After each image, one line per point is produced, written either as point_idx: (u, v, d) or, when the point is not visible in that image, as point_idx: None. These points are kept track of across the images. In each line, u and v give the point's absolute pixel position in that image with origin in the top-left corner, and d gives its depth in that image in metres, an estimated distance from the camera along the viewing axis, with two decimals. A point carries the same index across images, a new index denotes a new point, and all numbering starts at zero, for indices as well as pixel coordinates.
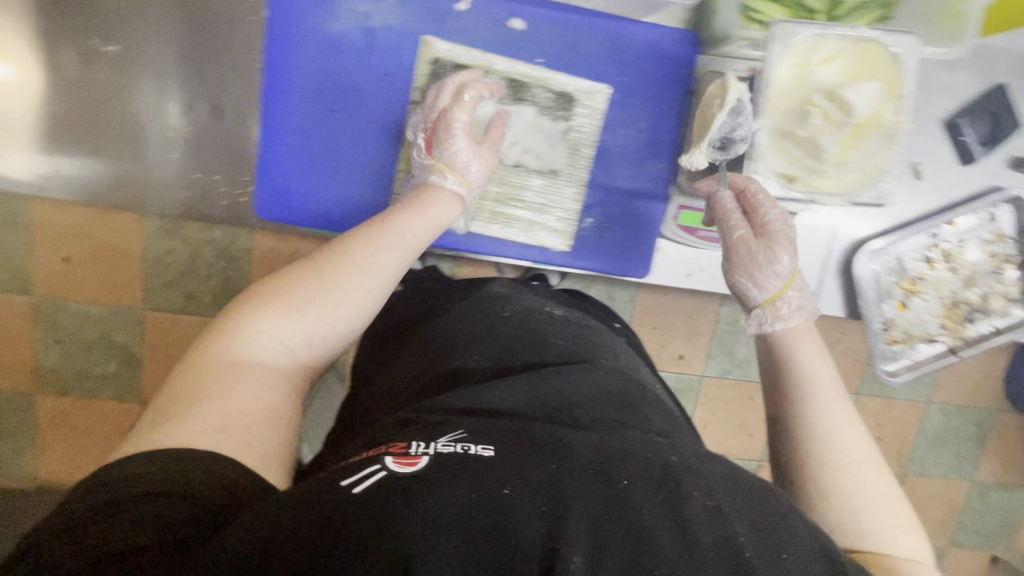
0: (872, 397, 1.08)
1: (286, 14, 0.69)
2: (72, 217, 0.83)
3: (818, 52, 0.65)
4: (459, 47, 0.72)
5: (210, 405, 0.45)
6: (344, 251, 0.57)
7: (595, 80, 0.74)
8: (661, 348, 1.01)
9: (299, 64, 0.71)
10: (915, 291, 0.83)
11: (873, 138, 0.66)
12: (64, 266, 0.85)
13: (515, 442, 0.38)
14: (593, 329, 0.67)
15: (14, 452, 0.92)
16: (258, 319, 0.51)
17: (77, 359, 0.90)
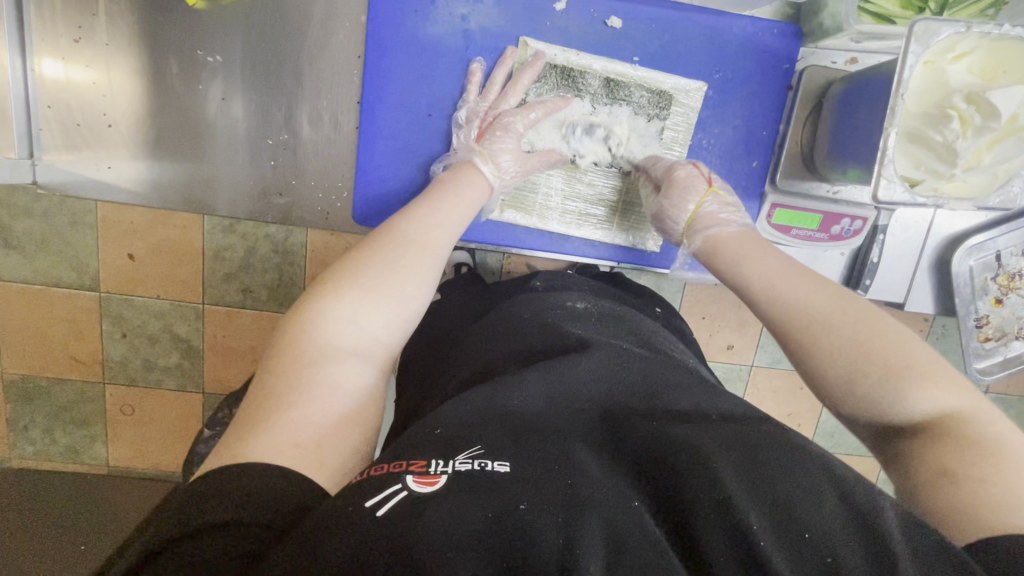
0: None
1: (389, 20, 0.72)
2: (137, 215, 0.85)
3: (954, 50, 0.60)
4: (559, 48, 0.73)
5: (291, 405, 0.44)
6: (401, 234, 0.58)
7: (692, 78, 0.75)
8: (709, 338, 1.00)
9: (399, 67, 0.73)
10: (1013, 286, 0.80)
11: (1010, 141, 0.61)
12: (130, 262, 0.88)
13: (529, 458, 0.39)
14: (623, 316, 0.68)
15: (84, 439, 0.97)
16: (334, 305, 0.51)
17: (142, 351, 0.93)
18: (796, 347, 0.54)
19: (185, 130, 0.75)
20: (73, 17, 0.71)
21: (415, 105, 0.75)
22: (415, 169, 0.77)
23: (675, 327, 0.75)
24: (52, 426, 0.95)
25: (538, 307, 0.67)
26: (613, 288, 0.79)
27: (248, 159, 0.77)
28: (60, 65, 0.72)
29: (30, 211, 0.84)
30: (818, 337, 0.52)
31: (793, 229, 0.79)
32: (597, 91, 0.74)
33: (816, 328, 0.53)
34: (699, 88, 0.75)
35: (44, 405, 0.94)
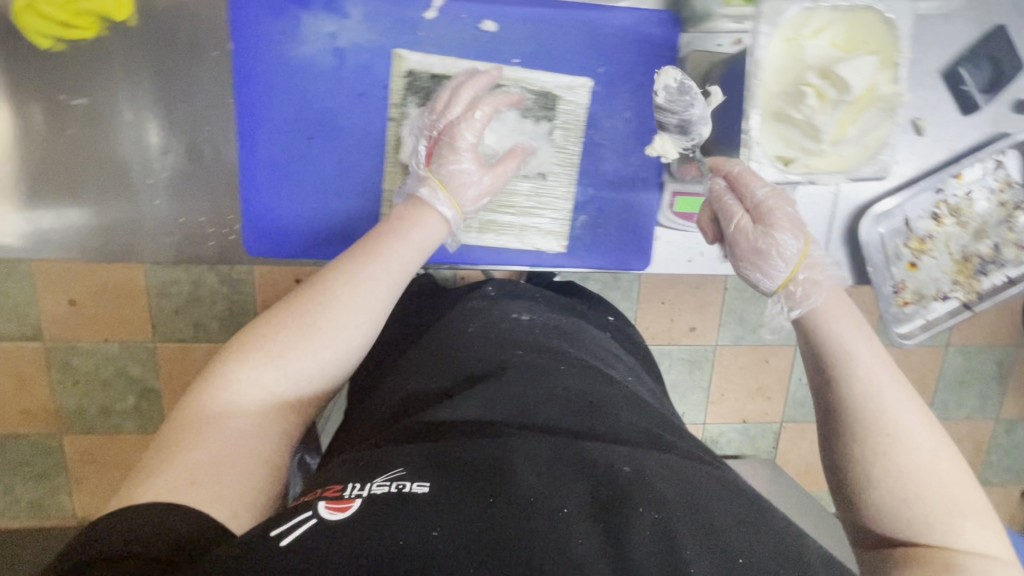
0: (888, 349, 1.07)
1: (251, 45, 0.66)
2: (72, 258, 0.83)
3: (808, 27, 0.62)
4: (434, 57, 0.69)
5: (190, 455, 0.45)
6: (319, 290, 0.55)
7: (576, 74, 0.71)
8: (671, 322, 1.00)
9: (272, 94, 0.68)
10: (924, 249, 0.79)
11: (870, 112, 0.63)
12: (70, 308, 0.85)
13: (455, 479, 0.39)
14: (567, 328, 0.66)
15: (47, 493, 0.94)
16: (243, 363, 0.50)
17: (96, 398, 0.91)
18: (842, 426, 0.50)
19: (95, 170, 0.69)
20: None
21: (288, 132, 0.69)
22: (302, 197, 0.71)
23: (624, 336, 0.77)
24: (13, 483, 0.93)
25: (484, 318, 0.65)
26: (556, 294, 0.78)
27: (167, 195, 0.71)
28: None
29: None
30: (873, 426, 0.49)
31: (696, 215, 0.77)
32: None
33: (876, 420, 0.49)
34: (584, 84, 0.72)
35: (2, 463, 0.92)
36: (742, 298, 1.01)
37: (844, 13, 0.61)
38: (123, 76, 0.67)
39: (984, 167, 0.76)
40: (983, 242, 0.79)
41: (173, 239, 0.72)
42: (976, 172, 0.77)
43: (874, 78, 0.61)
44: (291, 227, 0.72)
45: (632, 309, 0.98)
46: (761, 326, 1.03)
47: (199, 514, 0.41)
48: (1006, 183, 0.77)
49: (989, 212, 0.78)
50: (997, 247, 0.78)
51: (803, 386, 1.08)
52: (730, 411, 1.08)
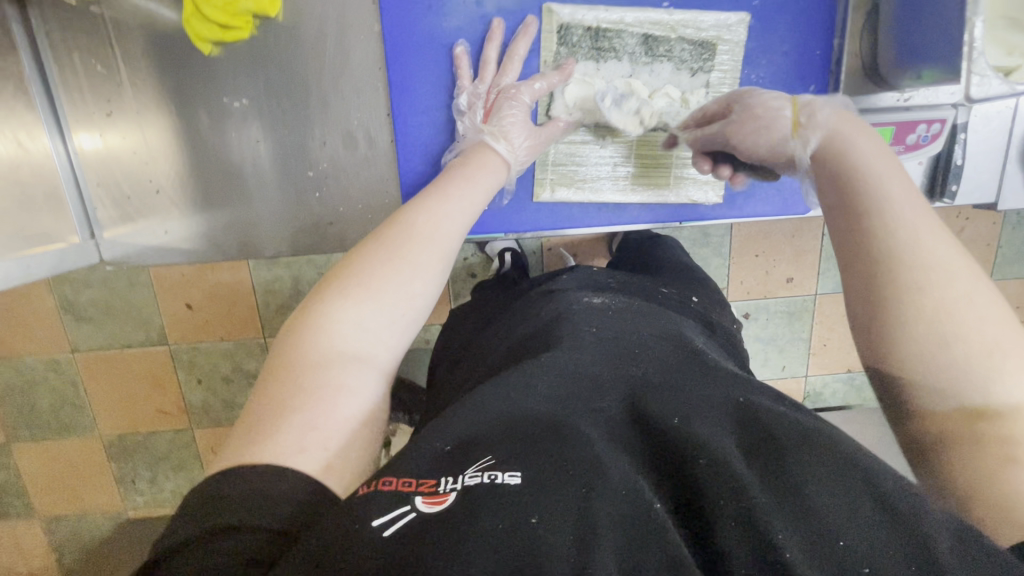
0: (1009, 280, 1.00)
1: (405, 23, 0.69)
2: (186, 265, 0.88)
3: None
4: (586, 9, 0.70)
5: (300, 418, 0.41)
6: (412, 228, 0.54)
7: (732, 10, 0.72)
8: (767, 274, 0.97)
9: (422, 73, 0.72)
10: None
11: None
12: (189, 312, 0.91)
13: (544, 463, 0.35)
14: (653, 310, 0.57)
15: (189, 482, 1.03)
16: (344, 302, 0.48)
17: (220, 392, 0.97)
18: None
19: (226, 178, 0.73)
20: (100, 91, 0.69)
21: (447, 105, 0.73)
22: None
23: (713, 320, 0.65)
24: (156, 475, 1.01)
25: (553, 302, 0.58)
26: (631, 275, 0.70)
27: (282, 196, 0.75)
28: (96, 136, 0.70)
29: (90, 282, 0.88)
30: (937, 295, 0.43)
31: None
32: (635, 49, 0.72)
33: None
34: (743, 20, 0.72)
35: (144, 457, 1.00)
36: None
37: None
38: (229, 81, 0.69)
39: None
40: None
41: (291, 223, 0.76)
42: None
43: None
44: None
45: (724, 263, 0.96)
46: None
47: (278, 490, 0.37)
48: None
49: None
50: None
51: None
52: (834, 360, 1.03)
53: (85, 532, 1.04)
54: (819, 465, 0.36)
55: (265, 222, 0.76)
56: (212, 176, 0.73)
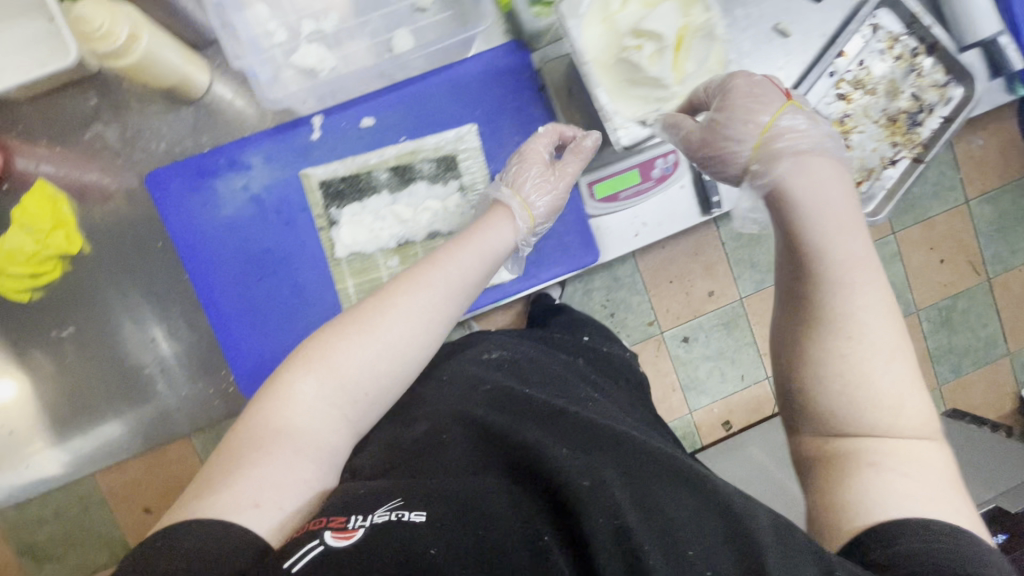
0: (911, 227, 1.04)
1: (183, 217, 0.67)
2: (133, 470, 0.88)
3: (611, 4, 0.57)
4: (336, 163, 0.67)
5: (246, 481, 0.45)
6: (386, 302, 0.53)
7: (460, 125, 0.68)
8: (688, 295, 1.00)
9: (216, 251, 0.68)
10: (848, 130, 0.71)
11: (696, 44, 0.57)
12: (147, 516, 0.90)
13: (449, 509, 0.42)
14: (541, 357, 0.65)
15: None
16: (301, 378, 0.50)
17: None
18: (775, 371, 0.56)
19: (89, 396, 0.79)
20: None
21: (241, 280, 0.68)
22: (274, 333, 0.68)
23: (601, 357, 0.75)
24: None
25: (472, 352, 0.64)
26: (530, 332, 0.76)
27: (185, 380, 0.78)
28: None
29: (44, 518, 0.88)
30: (876, 349, 0.46)
31: (619, 194, 0.71)
32: (390, 180, 0.67)
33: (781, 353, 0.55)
34: (471, 130, 0.68)
35: None
36: (743, 245, 1.00)
37: None
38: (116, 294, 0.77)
39: (862, 36, 0.68)
40: (900, 98, 0.70)
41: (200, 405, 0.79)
42: (857, 42, 0.68)
43: (683, 18, 0.55)
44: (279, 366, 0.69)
45: (644, 298, 0.99)
46: None
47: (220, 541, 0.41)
48: (891, 40, 0.68)
49: (889, 71, 0.70)
50: (917, 95, 0.70)
51: None
52: None
53: None
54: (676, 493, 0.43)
55: (158, 412, 0.79)
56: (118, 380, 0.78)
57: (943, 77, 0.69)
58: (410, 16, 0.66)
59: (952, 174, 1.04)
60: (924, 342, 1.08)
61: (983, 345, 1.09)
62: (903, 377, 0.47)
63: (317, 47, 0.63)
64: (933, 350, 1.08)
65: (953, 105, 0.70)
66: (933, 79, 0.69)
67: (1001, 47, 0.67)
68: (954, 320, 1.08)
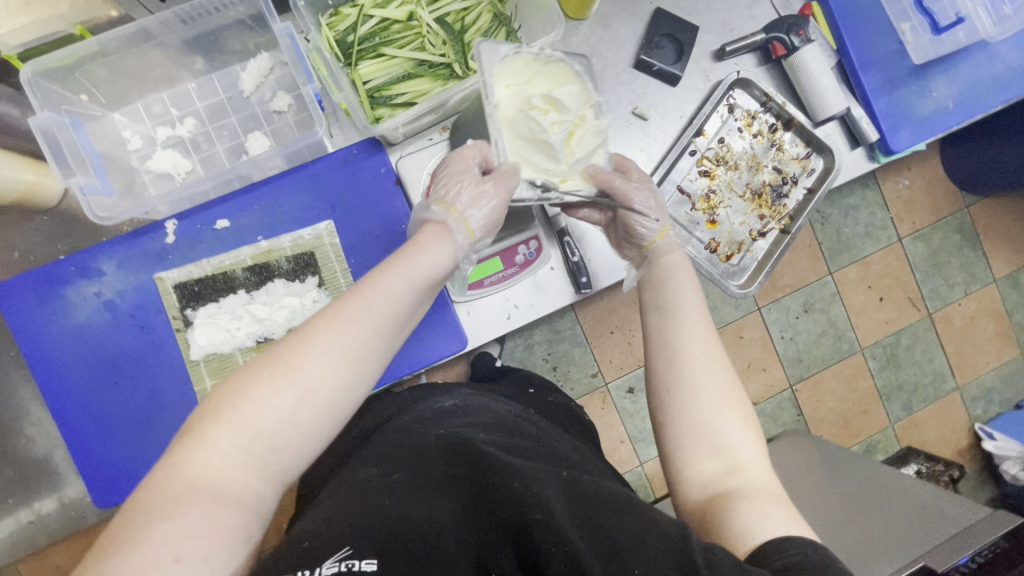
0: (847, 268, 1.06)
1: (32, 326, 0.64)
2: (59, 556, 0.84)
3: (520, 69, 0.50)
4: (191, 266, 0.64)
5: (148, 543, 0.35)
6: (319, 325, 0.44)
7: (316, 223, 0.66)
8: (630, 344, 1.00)
9: (66, 360, 0.64)
10: (714, 204, 0.72)
11: (590, 139, 0.52)
12: None
13: (398, 559, 0.38)
14: (496, 408, 0.60)
15: None
16: (226, 414, 0.40)
17: None
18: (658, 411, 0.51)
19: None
20: None
21: (93, 388, 0.64)
22: (129, 443, 0.64)
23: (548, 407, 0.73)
24: None
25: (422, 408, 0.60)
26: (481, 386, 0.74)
27: None
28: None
29: None
30: (697, 402, 0.49)
31: (486, 278, 0.66)
32: (247, 278, 0.64)
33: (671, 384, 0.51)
34: (328, 227, 0.66)
35: None
36: None
37: (547, 56, 0.51)
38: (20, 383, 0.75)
39: (719, 116, 0.71)
40: (763, 172, 0.73)
41: None
42: (715, 122, 0.71)
43: (584, 111, 0.52)
44: (136, 478, 0.65)
45: (586, 350, 0.99)
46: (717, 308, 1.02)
47: None
48: (748, 118, 0.72)
49: (749, 147, 0.73)
50: (778, 169, 0.73)
51: (789, 342, 1.05)
52: None
53: None
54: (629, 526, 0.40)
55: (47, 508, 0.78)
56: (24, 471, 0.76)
57: (799, 151, 0.73)
58: (267, 116, 0.68)
59: (882, 214, 1.06)
60: (873, 380, 1.07)
61: (931, 380, 1.10)
62: (735, 417, 0.49)
63: (171, 152, 0.66)
64: (881, 388, 1.08)
65: (812, 177, 0.73)
66: (791, 154, 0.73)
67: (855, 118, 0.71)
68: (900, 355, 1.08)
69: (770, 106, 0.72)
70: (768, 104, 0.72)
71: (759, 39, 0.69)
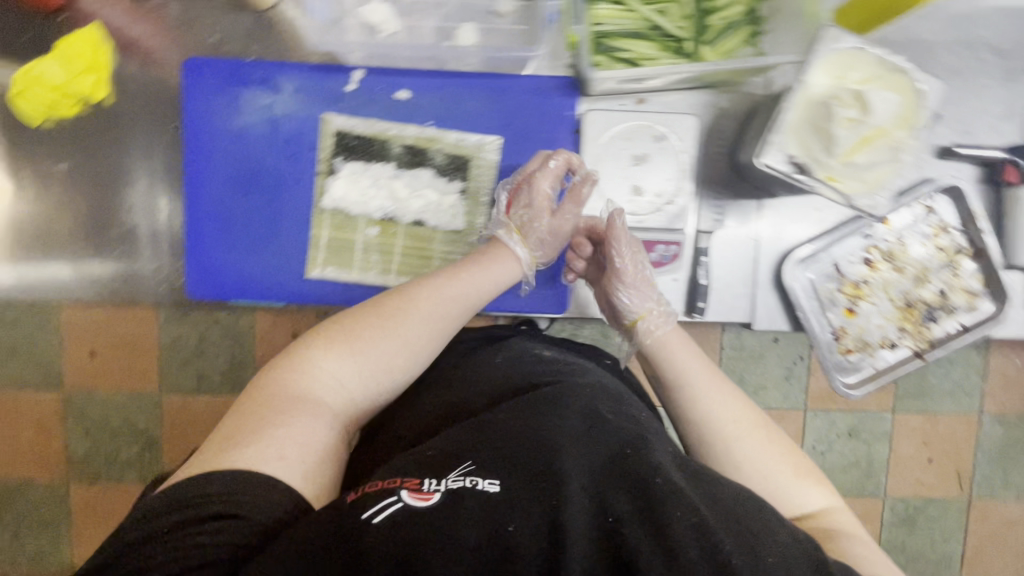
0: (912, 415, 1.00)
1: (204, 117, 0.74)
2: (98, 314, 0.91)
3: (853, 70, 0.62)
4: (360, 121, 0.74)
5: (269, 435, 0.48)
6: (406, 304, 0.59)
7: (485, 133, 0.75)
8: None
9: (219, 159, 0.75)
10: (861, 295, 0.79)
11: (879, 147, 0.61)
12: (92, 360, 0.93)
13: (519, 475, 0.41)
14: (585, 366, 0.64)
15: (52, 542, 0.97)
16: (321, 357, 0.54)
17: (105, 445, 0.95)
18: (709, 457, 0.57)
19: (67, 229, 0.84)
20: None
21: (234, 190, 0.75)
22: (240, 247, 0.75)
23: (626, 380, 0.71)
24: (21, 530, 0.97)
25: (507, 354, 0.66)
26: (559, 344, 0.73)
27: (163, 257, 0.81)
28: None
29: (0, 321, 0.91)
30: (740, 468, 0.55)
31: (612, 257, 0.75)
32: (400, 156, 0.74)
33: (724, 437, 0.56)
34: (495, 142, 0.75)
35: (13, 509, 0.96)
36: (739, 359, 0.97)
37: (888, 69, 0.62)
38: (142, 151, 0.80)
39: (912, 214, 0.78)
40: (926, 287, 0.79)
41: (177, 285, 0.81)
42: (904, 219, 0.78)
43: (888, 122, 0.61)
44: (237, 277, 0.76)
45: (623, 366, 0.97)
46: (766, 388, 0.98)
47: (251, 483, 0.44)
48: (939, 229, 0.78)
49: (927, 257, 0.79)
50: (943, 292, 0.79)
51: (818, 455, 1.00)
52: None
53: None
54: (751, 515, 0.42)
55: (112, 273, 0.85)
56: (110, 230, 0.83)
57: (975, 285, 0.78)
58: (486, 16, 0.72)
59: (976, 381, 0.99)
60: (880, 530, 1.02)
61: (934, 560, 1.04)
62: (789, 466, 0.54)
63: (386, 8, 0.71)
64: (884, 542, 1.03)
65: (974, 316, 0.78)
66: (965, 284, 0.78)
67: None
68: (919, 521, 1.03)
69: (966, 230, 0.78)
70: (965, 228, 0.78)
71: (997, 156, 0.73)
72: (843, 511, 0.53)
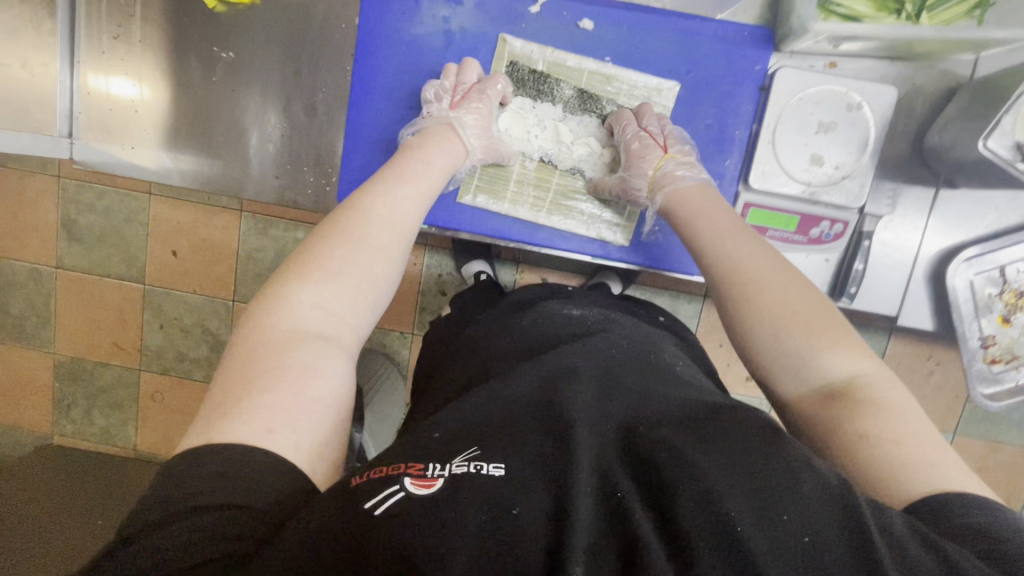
0: (973, 439, 0.97)
1: (382, 21, 0.73)
2: (183, 216, 0.94)
3: None
4: (537, 46, 0.74)
5: (256, 400, 0.40)
6: (364, 213, 0.53)
7: (664, 77, 0.75)
8: (728, 366, 0.96)
9: (389, 66, 0.74)
10: (1019, 305, 0.76)
11: None
12: (173, 259, 0.96)
13: (523, 456, 0.35)
14: (624, 324, 0.58)
15: (119, 423, 1.03)
16: (297, 291, 0.47)
17: (177, 342, 0.99)
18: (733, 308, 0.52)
19: (201, 124, 0.77)
20: (116, 15, 0.74)
21: (401, 101, 0.75)
22: None
23: (681, 337, 0.68)
24: (92, 408, 1.02)
25: (536, 314, 0.60)
26: (618, 299, 0.72)
27: (272, 165, 0.78)
28: (102, 79, 0.76)
29: (93, 207, 0.94)
30: (773, 312, 0.50)
31: (769, 230, 0.76)
32: (570, 100, 0.76)
33: (746, 287, 0.52)
34: (671, 87, 0.75)
35: (86, 387, 1.01)
36: None
37: None
38: (262, 45, 0.75)
39: None
40: None
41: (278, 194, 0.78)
42: None
43: None
44: None
45: None
46: None
47: (247, 455, 0.36)
48: None
49: None
50: None
51: None
52: None
53: (5, 445, 1.04)
54: (774, 459, 0.35)
55: (241, 177, 0.78)
56: (212, 126, 0.77)
57: None
58: None
59: None
60: None
61: None
62: (825, 326, 0.48)
63: None
64: None
65: None
66: None
67: None
68: None
69: None
70: None
71: None
72: (888, 385, 0.46)
